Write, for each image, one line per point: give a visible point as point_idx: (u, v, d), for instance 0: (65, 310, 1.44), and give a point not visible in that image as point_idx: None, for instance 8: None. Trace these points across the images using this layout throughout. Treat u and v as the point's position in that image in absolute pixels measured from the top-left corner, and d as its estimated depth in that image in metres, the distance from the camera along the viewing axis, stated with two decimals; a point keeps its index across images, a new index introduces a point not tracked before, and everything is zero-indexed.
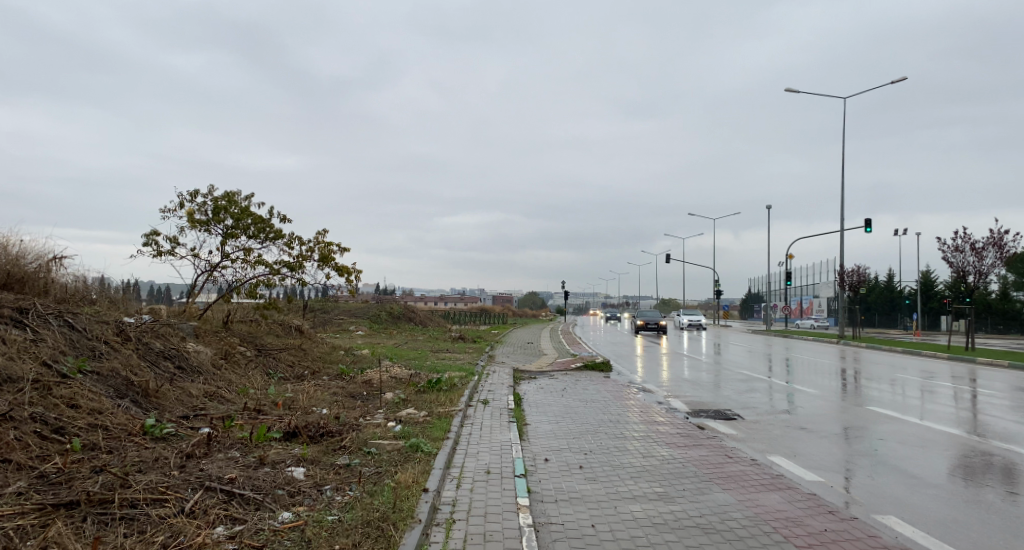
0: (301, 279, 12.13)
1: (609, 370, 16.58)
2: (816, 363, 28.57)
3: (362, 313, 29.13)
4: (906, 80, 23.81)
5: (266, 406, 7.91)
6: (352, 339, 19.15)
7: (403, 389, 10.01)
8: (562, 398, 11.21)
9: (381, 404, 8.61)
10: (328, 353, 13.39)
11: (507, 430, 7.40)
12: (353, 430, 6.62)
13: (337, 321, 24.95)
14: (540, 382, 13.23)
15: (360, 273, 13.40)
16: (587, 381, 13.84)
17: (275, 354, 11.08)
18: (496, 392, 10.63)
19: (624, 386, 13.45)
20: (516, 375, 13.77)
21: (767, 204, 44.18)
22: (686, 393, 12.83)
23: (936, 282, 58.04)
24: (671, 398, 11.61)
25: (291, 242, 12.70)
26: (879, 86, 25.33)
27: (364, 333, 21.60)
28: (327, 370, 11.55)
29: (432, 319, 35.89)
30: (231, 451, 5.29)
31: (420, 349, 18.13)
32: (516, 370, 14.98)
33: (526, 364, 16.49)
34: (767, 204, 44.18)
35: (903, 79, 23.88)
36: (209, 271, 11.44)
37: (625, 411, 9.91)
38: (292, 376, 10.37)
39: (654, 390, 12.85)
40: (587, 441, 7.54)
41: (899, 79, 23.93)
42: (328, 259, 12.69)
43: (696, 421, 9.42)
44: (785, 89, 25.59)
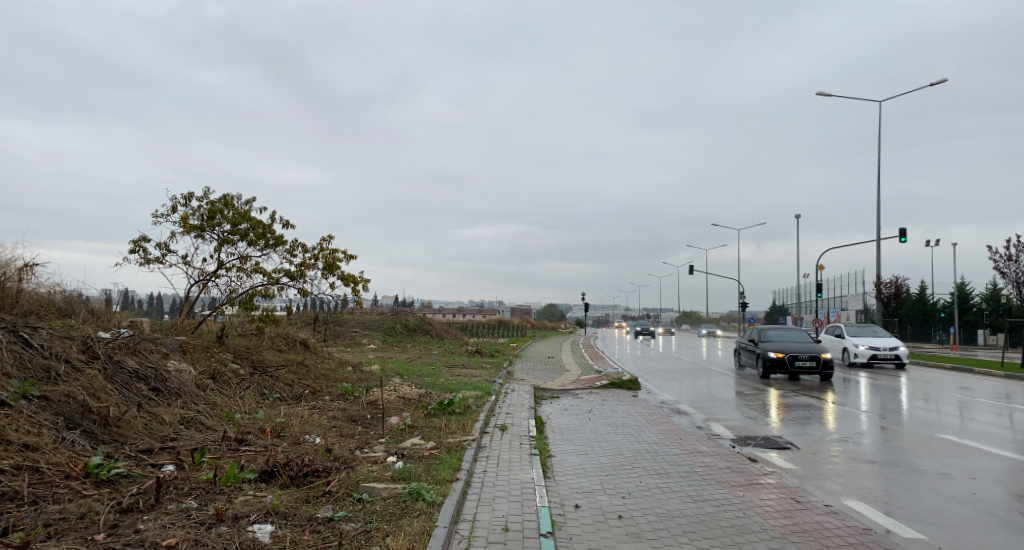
0: (303, 290, 11.17)
1: (638, 387, 15.33)
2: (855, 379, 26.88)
3: (376, 326, 28.19)
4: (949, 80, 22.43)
5: (252, 434, 6.89)
6: (363, 353, 18.17)
7: (411, 412, 8.94)
8: (590, 422, 10.01)
9: (383, 431, 7.55)
10: (333, 370, 12.39)
11: (529, 466, 6.26)
12: (346, 468, 5.55)
13: (350, 334, 24.02)
14: (563, 403, 12.02)
15: (368, 282, 12.40)
16: (615, 401, 12.62)
17: (272, 372, 10.11)
18: (515, 416, 9.48)
19: (656, 407, 12.21)
20: (537, 395, 12.63)
21: (795, 214, 42.67)
22: (726, 416, 11.53)
23: (972, 294, 55.54)
24: (712, 423, 10.33)
25: (293, 250, 11.78)
26: (919, 87, 23.91)
27: (377, 347, 20.58)
28: (329, 389, 10.55)
29: (449, 331, 34.86)
30: (185, 501, 4.25)
31: (435, 365, 17.05)
32: (536, 388, 13.83)
33: (548, 381, 15.33)
34: (795, 213, 42.70)
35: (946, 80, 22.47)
36: (202, 281, 10.58)
37: (663, 439, 8.68)
38: (289, 397, 9.39)
39: (690, 412, 11.58)
40: (624, 479, 6.34)
41: (942, 80, 22.51)
42: (333, 267, 11.72)
43: (745, 451, 8.17)
44: (817, 92, 24.33)
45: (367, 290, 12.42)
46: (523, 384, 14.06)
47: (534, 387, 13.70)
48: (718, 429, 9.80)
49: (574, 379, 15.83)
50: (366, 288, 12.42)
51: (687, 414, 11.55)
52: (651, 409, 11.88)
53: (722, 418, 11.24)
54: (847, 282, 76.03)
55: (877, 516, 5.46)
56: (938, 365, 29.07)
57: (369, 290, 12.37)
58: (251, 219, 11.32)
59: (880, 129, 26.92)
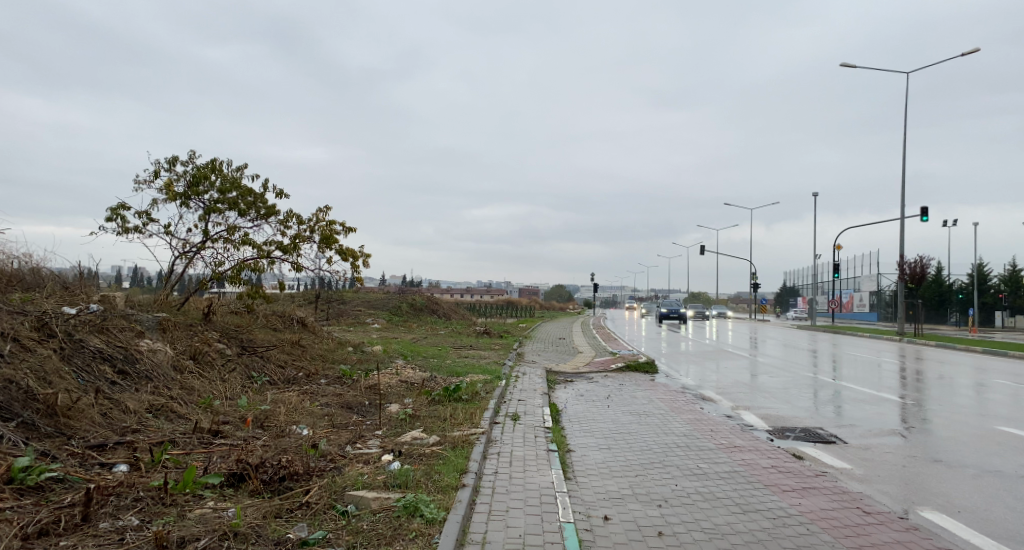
0: (296, 264, 10.28)
1: (656, 371, 14.45)
2: (876, 361, 25.90)
3: (381, 304, 27.42)
4: (980, 50, 21.31)
5: (231, 424, 6.04)
6: (366, 333, 17.39)
7: (413, 398, 8.12)
8: (609, 411, 9.13)
9: (380, 422, 6.70)
10: (332, 350, 11.57)
11: (546, 467, 5.36)
12: (332, 469, 4.69)
13: (354, 313, 23.26)
14: (577, 387, 11.14)
15: (369, 258, 11.49)
16: (634, 386, 11.72)
17: (263, 352, 9.29)
18: (527, 403, 8.60)
19: (678, 392, 11.32)
20: (550, 379, 11.79)
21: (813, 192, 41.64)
22: (755, 403, 10.62)
23: (991, 275, 54.15)
24: (743, 412, 9.43)
25: (287, 221, 10.86)
26: (949, 57, 22.67)
27: (381, 327, 19.78)
28: (325, 372, 9.74)
29: (456, 310, 34.09)
30: (124, 518, 3.39)
31: (441, 345, 16.23)
32: (548, 371, 13.00)
33: (560, 364, 14.49)
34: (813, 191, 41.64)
35: (977, 50, 21.37)
36: (186, 254, 9.70)
37: (694, 431, 7.77)
38: (280, 381, 8.56)
39: (717, 400, 10.67)
40: (658, 483, 5.43)
41: (973, 50, 21.39)
42: (330, 240, 10.80)
43: (788, 446, 7.23)
44: (842, 63, 23.17)
45: (367, 266, 11.50)
46: (534, 367, 13.23)
47: (546, 370, 12.87)
48: (751, 419, 8.88)
49: (588, 362, 14.96)
50: (367, 264, 11.52)
51: (713, 401, 10.65)
52: (674, 395, 10.98)
53: (752, 406, 10.32)
54: (862, 263, 74.52)
55: (967, 528, 4.52)
56: (962, 348, 28.04)
57: (369, 266, 11.45)
58: (241, 185, 10.39)
59: (908, 103, 25.55)
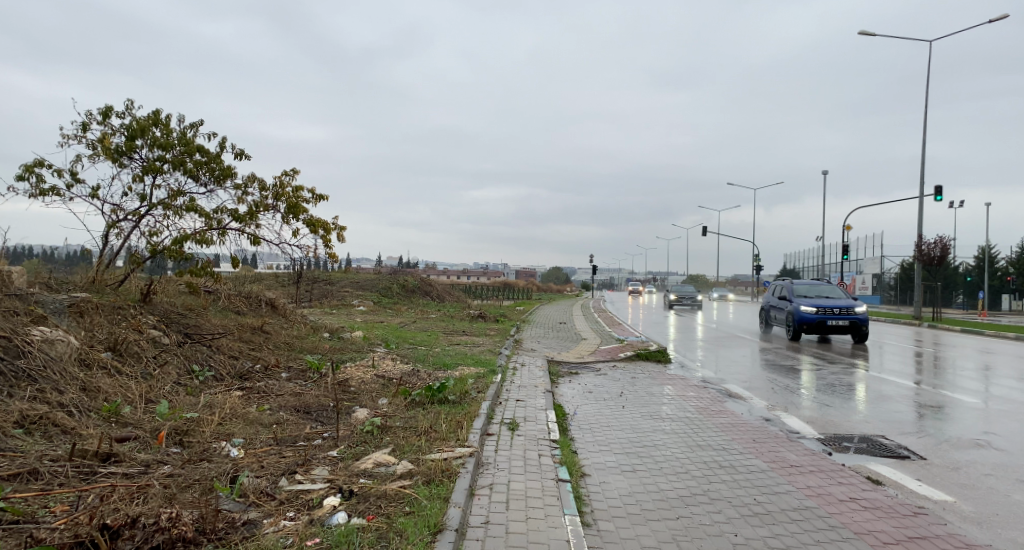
0: (254, 237, 8.69)
1: (668, 362, 13.00)
2: (891, 345, 24.65)
3: (371, 286, 25.82)
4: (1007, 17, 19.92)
5: (136, 440, 4.55)
6: (349, 317, 15.93)
7: (388, 401, 6.65)
8: (625, 413, 7.63)
9: (340, 435, 5.21)
10: (302, 338, 10.07)
11: (558, 512, 3.86)
12: (244, 528, 3.18)
13: (339, 295, 21.79)
14: (584, 383, 9.63)
15: (344, 231, 9.92)
16: (648, 380, 10.25)
17: (212, 341, 7.77)
18: (527, 406, 7.10)
19: (699, 387, 9.88)
20: (552, 372, 10.30)
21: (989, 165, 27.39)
22: (790, 401, 9.19)
23: (999, 257, 52.91)
24: (782, 414, 7.99)
25: (245, 187, 9.24)
26: (972, 26, 21.36)
27: (367, 310, 18.22)
28: (288, 364, 8.26)
29: (451, 292, 32.62)
30: None
31: (431, 331, 14.69)
32: (549, 361, 11.55)
33: (562, 352, 13.04)
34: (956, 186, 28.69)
35: (1004, 16, 20.06)
36: (118, 222, 8.02)
37: (733, 444, 6.29)
38: (228, 377, 7.07)
39: (747, 398, 9.20)
40: (711, 534, 3.92)
41: (1000, 17, 20.10)
42: (296, 209, 9.21)
43: (852, 463, 5.79)
44: (860, 30, 21.76)
45: (341, 240, 9.93)
46: (534, 357, 11.75)
47: (547, 361, 11.41)
48: (793, 423, 7.45)
49: (593, 350, 13.49)
50: (340, 238, 9.93)
51: (741, 399, 9.21)
52: (695, 391, 9.52)
53: (787, 404, 8.88)
54: (866, 245, 72.79)
55: None
56: (982, 332, 26.63)
57: (343, 240, 9.87)
58: (190, 144, 8.73)
59: (931, 72, 23.78)
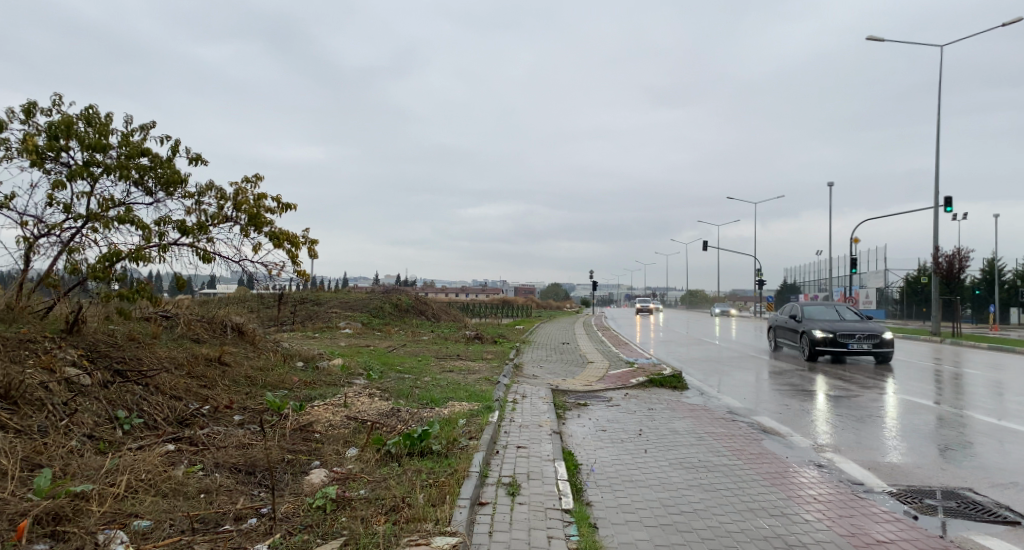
0: (205, 253, 7.41)
1: (684, 388, 11.71)
2: (910, 364, 23.42)
3: (361, 305, 24.56)
4: None
5: None
6: (333, 342, 14.63)
7: (356, 455, 5.35)
8: (648, 461, 6.26)
9: (280, 513, 3.90)
10: (268, 369, 8.76)
11: None
12: None
13: (327, 316, 20.52)
14: (595, 418, 8.30)
15: (316, 244, 8.67)
16: (668, 413, 8.91)
17: (149, 378, 6.46)
18: (530, 456, 5.74)
19: (726, 421, 8.55)
20: (558, 406, 8.95)
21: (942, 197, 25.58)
22: (835, 436, 7.87)
23: (1007, 269, 51.92)
24: (833, 457, 6.67)
25: (199, 196, 7.97)
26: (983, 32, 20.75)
27: (354, 333, 16.91)
28: (244, 405, 6.96)
29: (447, 311, 31.35)
30: None
31: (422, 356, 13.36)
32: (552, 391, 10.23)
33: (566, 379, 11.72)
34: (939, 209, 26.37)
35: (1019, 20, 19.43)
36: (39, 239, 6.71)
37: (794, 507, 4.93)
38: (162, 425, 5.76)
39: (785, 434, 7.86)
40: None
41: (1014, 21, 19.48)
42: (257, 219, 7.96)
43: (953, 533, 4.48)
44: (870, 37, 21.13)
45: (314, 255, 8.66)
46: (535, 385, 10.44)
47: (549, 391, 10.09)
48: (852, 471, 6.14)
49: (600, 376, 12.20)
50: (311, 254, 8.68)
51: (778, 435, 7.88)
52: (724, 426, 8.21)
53: (834, 440, 7.56)
54: (871, 257, 71.50)
55: None
56: (1003, 348, 25.40)
57: (315, 256, 8.60)
58: (130, 146, 7.48)
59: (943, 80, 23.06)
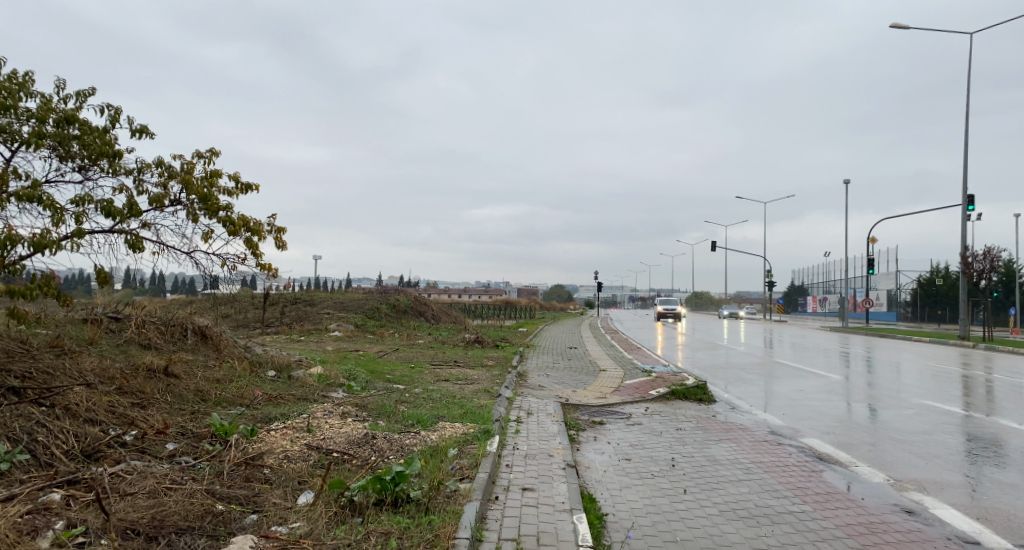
0: (140, 242, 6.04)
1: (710, 401, 10.33)
2: (939, 370, 21.98)
3: (356, 306, 23.26)
4: None
5: None
6: (319, 346, 13.30)
7: (307, 506, 4.00)
8: (691, 507, 4.86)
9: None
10: (225, 382, 7.37)
11: None
12: None
13: (318, 318, 19.22)
14: (615, 443, 6.94)
15: (283, 232, 7.34)
16: (701, 435, 7.54)
17: (53, 397, 5.07)
18: (539, 506, 4.36)
19: (772, 445, 7.19)
20: (571, 427, 7.57)
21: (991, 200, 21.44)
22: (909, 466, 6.48)
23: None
24: (919, 498, 5.29)
25: (138, 172, 6.58)
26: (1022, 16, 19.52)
27: (343, 336, 15.56)
28: (183, 429, 5.57)
29: (448, 313, 30.04)
30: None
31: (415, 363, 11.97)
32: (563, 406, 8.84)
33: (578, 390, 10.34)
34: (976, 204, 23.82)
35: None
36: None
37: None
38: (54, 461, 4.37)
39: (847, 464, 6.47)
40: None
41: None
42: (209, 201, 6.61)
43: None
44: (896, 25, 20.09)
45: (281, 246, 7.33)
46: (542, 398, 9.09)
47: (560, 406, 8.72)
48: (955, 522, 4.75)
49: (614, 386, 10.83)
50: (278, 244, 7.34)
51: (841, 465, 6.48)
52: (770, 453, 6.82)
53: (910, 474, 6.17)
54: (884, 258, 69.56)
55: None
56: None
57: (283, 246, 7.26)
58: (47, 110, 6.09)
59: (973, 67, 22.02)
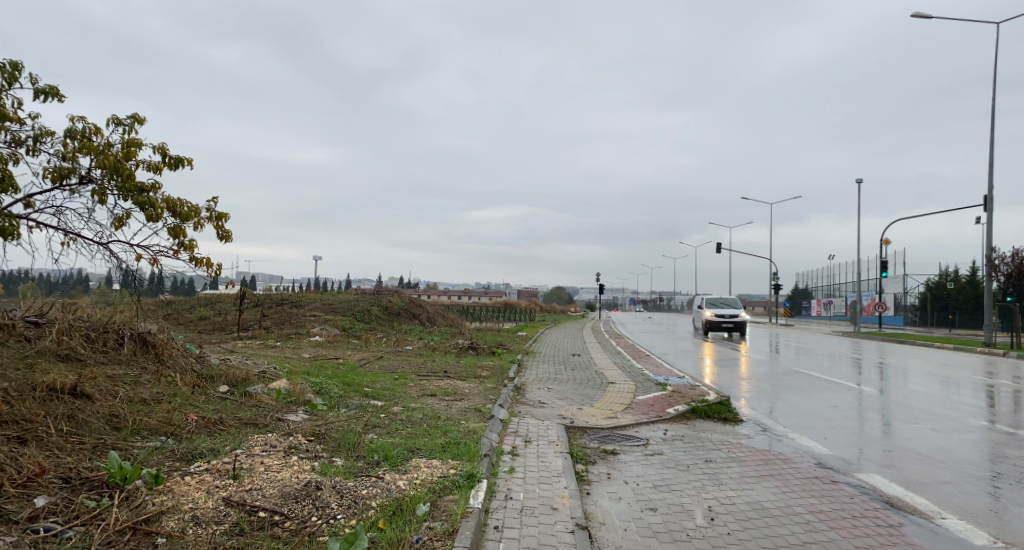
0: (18, 227, 4.63)
1: (737, 420, 8.94)
2: (967, 377, 20.59)
3: (346, 308, 21.94)
4: None
5: None
6: (296, 353, 11.95)
7: None
8: None
9: None
10: (153, 403, 5.96)
11: None
12: None
13: (303, 320, 17.87)
14: (634, 484, 5.56)
15: (227, 219, 6.00)
16: (737, 471, 6.16)
17: None
18: None
19: (825, 484, 5.83)
20: (579, 459, 6.18)
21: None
22: (1008, 516, 5.09)
23: None
24: None
25: (34, 139, 5.18)
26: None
27: (325, 341, 14.19)
28: (69, 473, 4.18)
29: (446, 315, 28.75)
30: None
31: (399, 375, 10.50)
32: (569, 430, 7.48)
33: (586, 408, 8.94)
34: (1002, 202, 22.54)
35: None
36: None
37: None
38: None
39: (927, 513, 5.12)
40: None
41: None
42: (125, 177, 5.20)
43: None
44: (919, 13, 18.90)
45: (223, 235, 6.00)
46: (543, 419, 7.69)
47: (565, 430, 7.34)
48: None
49: (626, 403, 9.43)
50: (222, 234, 6.02)
51: (921, 513, 5.12)
52: (828, 495, 5.43)
53: (1012, 527, 4.81)
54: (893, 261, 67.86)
55: None
56: None
57: (226, 235, 5.95)
58: None
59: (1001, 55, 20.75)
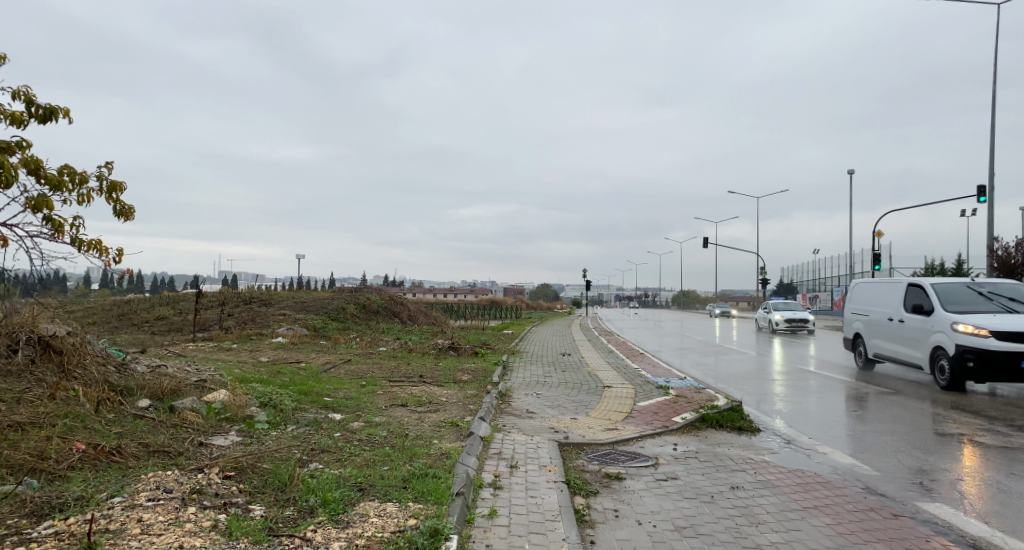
0: None
1: (754, 430, 7.75)
2: None
3: (320, 306, 20.51)
4: None
5: None
6: (253, 357, 10.59)
7: None
8: None
9: None
10: (27, 429, 4.59)
11: None
12: None
13: (270, 320, 16.45)
14: (650, 526, 4.32)
15: (124, 191, 4.71)
16: (773, 502, 4.95)
17: None
18: None
19: (886, 518, 4.67)
20: (577, 491, 4.93)
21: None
22: None
23: None
24: None
25: None
26: None
27: (289, 343, 12.80)
28: None
29: (428, 313, 27.36)
30: None
31: (367, 381, 9.16)
32: (563, 448, 6.24)
33: (580, 419, 7.67)
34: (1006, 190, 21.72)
35: None
36: None
37: None
38: None
39: None
40: None
41: None
42: None
43: None
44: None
45: (122, 211, 4.76)
46: (530, 436, 6.42)
47: (559, 449, 6.10)
48: None
49: (626, 412, 8.21)
50: (118, 208, 4.77)
51: None
52: (899, 539, 4.25)
53: None
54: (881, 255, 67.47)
55: None
56: None
57: (126, 210, 4.73)
58: None
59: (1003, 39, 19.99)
